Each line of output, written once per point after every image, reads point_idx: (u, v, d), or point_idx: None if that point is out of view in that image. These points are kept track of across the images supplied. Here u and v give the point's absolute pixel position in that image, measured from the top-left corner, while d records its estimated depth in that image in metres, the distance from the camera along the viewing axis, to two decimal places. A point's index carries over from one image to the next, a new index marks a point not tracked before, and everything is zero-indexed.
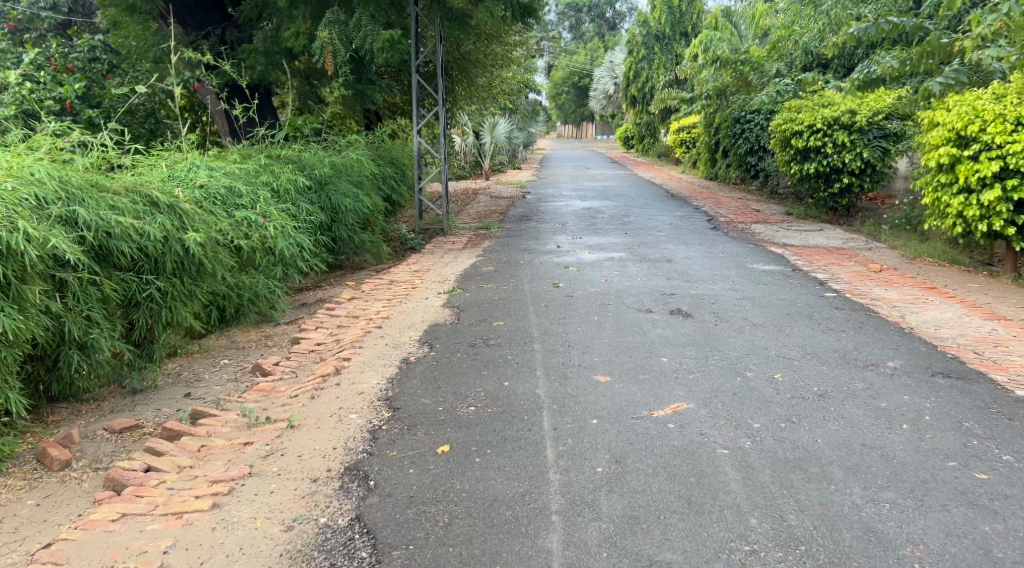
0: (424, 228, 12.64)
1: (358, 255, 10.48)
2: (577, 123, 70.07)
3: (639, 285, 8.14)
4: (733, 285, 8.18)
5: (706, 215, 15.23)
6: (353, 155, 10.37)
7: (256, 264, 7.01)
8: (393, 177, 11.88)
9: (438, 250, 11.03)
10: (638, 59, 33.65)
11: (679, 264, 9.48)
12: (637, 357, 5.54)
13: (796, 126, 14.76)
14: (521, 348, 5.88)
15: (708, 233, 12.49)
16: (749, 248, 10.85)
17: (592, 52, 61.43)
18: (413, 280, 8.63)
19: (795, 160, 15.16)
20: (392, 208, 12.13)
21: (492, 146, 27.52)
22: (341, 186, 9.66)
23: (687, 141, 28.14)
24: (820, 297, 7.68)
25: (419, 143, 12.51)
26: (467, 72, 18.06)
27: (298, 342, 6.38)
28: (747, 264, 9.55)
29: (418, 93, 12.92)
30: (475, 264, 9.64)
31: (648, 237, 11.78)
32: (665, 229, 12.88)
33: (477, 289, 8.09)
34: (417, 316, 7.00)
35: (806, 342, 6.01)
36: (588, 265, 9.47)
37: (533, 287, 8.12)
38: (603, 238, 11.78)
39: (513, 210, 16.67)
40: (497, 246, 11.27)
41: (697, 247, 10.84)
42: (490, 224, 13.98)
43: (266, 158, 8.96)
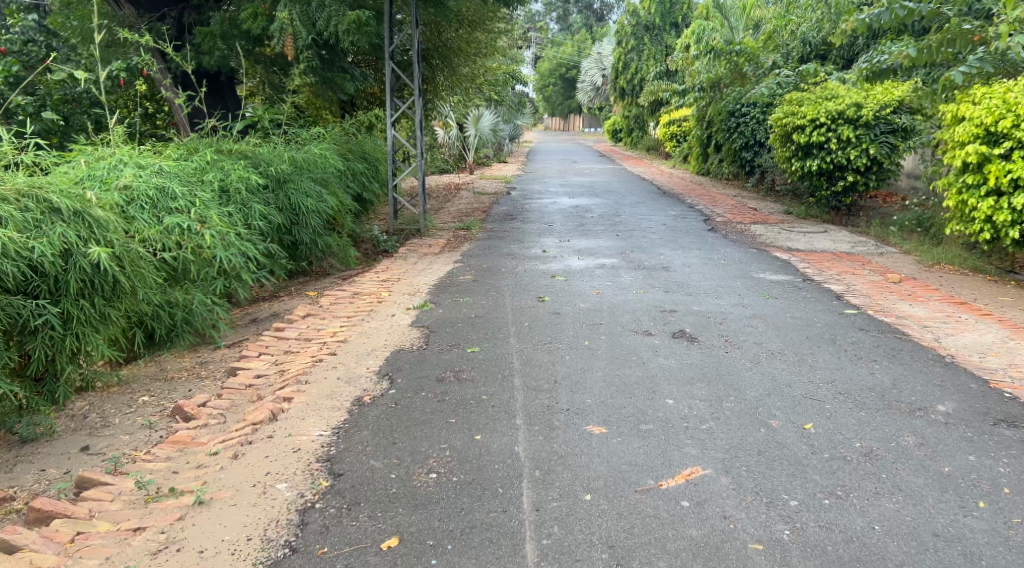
0: (400, 229, 11.70)
1: (323, 259, 9.53)
2: (565, 115, 69.15)
3: (635, 300, 7.22)
4: (740, 300, 7.26)
5: (701, 214, 14.35)
6: (317, 150, 9.40)
7: (191, 277, 6.07)
8: (364, 173, 10.91)
9: (413, 254, 10.05)
10: (628, 50, 32.72)
11: (677, 273, 8.57)
12: (634, 397, 4.64)
13: (797, 120, 13.86)
14: (497, 384, 4.94)
15: (705, 235, 11.60)
16: (752, 253, 9.96)
17: (581, 43, 60.42)
18: (380, 291, 7.67)
19: (795, 156, 14.28)
20: (363, 207, 11.17)
21: (476, 139, 26.61)
22: (300, 184, 8.70)
23: (678, 135, 27.24)
24: (840, 315, 6.78)
25: (393, 137, 11.54)
26: (449, 60, 17.08)
27: (236, 373, 5.43)
28: (752, 272, 8.66)
29: (392, 82, 11.94)
30: (451, 273, 8.68)
31: (641, 240, 10.86)
32: (659, 231, 11.97)
33: (452, 304, 7.15)
34: (379, 339, 6.05)
35: (835, 376, 5.10)
36: (577, 274, 8.53)
37: (515, 302, 7.18)
38: (593, 240, 10.87)
39: (496, 207, 15.70)
40: (478, 250, 10.33)
41: (695, 251, 9.94)
42: (471, 223, 13.01)
43: (213, 154, 7.99)
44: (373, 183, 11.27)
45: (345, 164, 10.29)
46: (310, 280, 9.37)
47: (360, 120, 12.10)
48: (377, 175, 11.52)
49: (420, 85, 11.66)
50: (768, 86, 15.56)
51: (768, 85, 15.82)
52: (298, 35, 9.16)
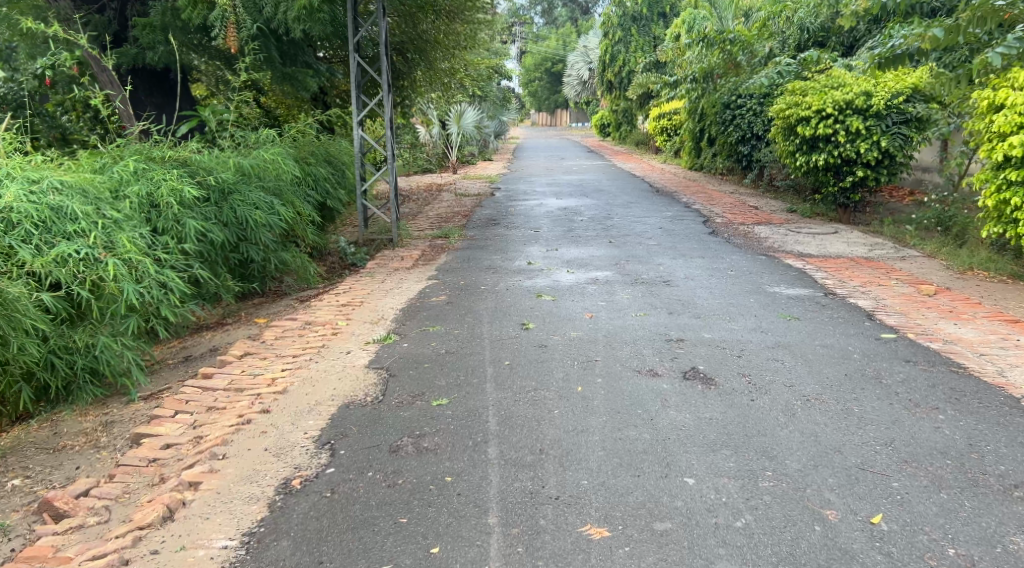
0: (369, 239, 10.64)
1: (278, 278, 8.48)
2: (552, 110, 68.12)
3: (635, 325, 6.16)
4: (758, 323, 6.22)
5: (698, 214, 13.32)
6: (268, 153, 8.30)
7: (94, 317, 5.00)
8: (324, 178, 9.83)
9: (383, 269, 8.97)
10: (614, 41, 31.61)
11: (682, 289, 7.52)
12: (639, 474, 3.62)
13: (801, 111, 12.83)
14: (467, 456, 3.87)
15: (706, 240, 10.55)
16: (761, 261, 8.93)
17: (566, 37, 59.31)
18: (337, 317, 6.58)
19: (799, 151, 13.25)
20: (325, 216, 10.11)
21: (459, 136, 25.58)
22: (247, 195, 7.64)
23: (669, 128, 26.19)
24: (876, 341, 5.74)
25: (360, 137, 10.46)
26: (426, 53, 16.03)
27: (142, 441, 4.33)
28: (764, 285, 7.62)
29: (359, 77, 10.80)
30: (423, 292, 7.61)
31: (636, 247, 9.82)
32: (655, 236, 10.92)
33: (417, 334, 6.09)
34: (326, 388, 4.96)
35: (893, 433, 4.07)
36: (566, 293, 7.46)
37: (494, 331, 6.11)
38: (584, 249, 9.79)
39: (478, 210, 14.62)
40: (455, 263, 9.26)
41: (698, 261, 8.90)
42: (450, 229, 11.94)
43: (141, 163, 6.91)
44: (337, 189, 10.20)
45: (302, 169, 9.22)
46: (264, 302, 8.31)
47: (323, 118, 10.99)
48: (343, 179, 10.43)
49: (390, 81, 10.61)
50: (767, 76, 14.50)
51: (766, 75, 14.76)
52: (241, 24, 8.07)
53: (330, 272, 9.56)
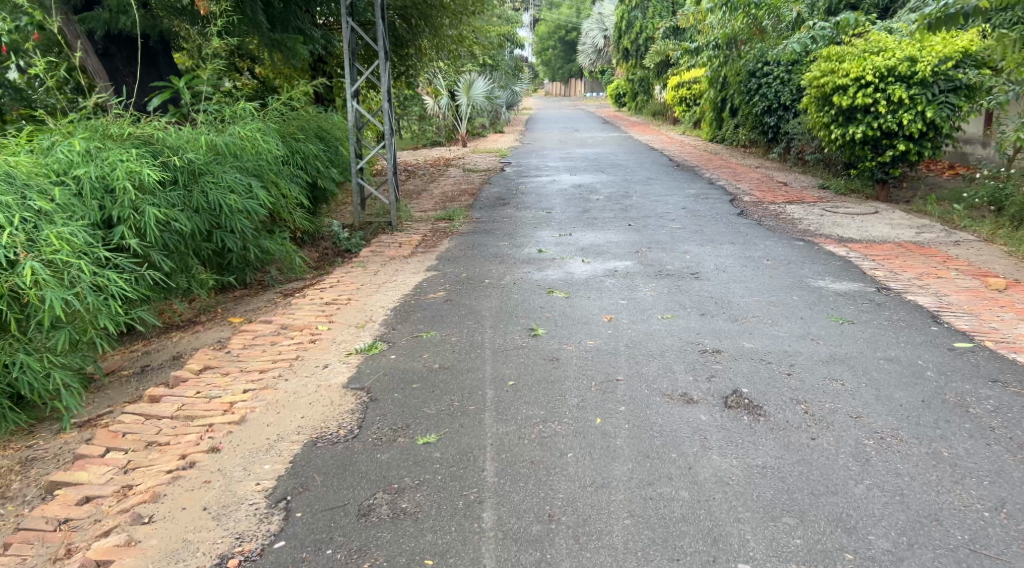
0: (366, 222, 9.83)
1: (261, 269, 7.67)
2: (566, 80, 66.80)
3: (662, 332, 5.29)
4: (805, 329, 5.36)
5: (723, 191, 12.38)
6: (245, 127, 7.40)
7: (16, 332, 4.18)
8: (313, 155, 8.97)
9: (378, 257, 8.12)
10: (632, 7, 30.38)
11: (713, 284, 6.64)
12: (678, 559, 2.93)
13: (836, 79, 11.88)
14: (455, 526, 3.11)
15: (734, 223, 9.65)
16: (798, 249, 8.02)
17: (580, 4, 57.88)
18: (317, 320, 5.73)
19: (834, 122, 12.25)
20: (314, 198, 9.27)
21: (469, 108, 24.66)
22: (221, 177, 6.77)
23: (688, 98, 25.18)
24: (950, 352, 4.83)
25: (355, 110, 9.59)
26: (431, 19, 15.11)
27: (55, 493, 3.49)
28: (806, 279, 6.72)
29: (353, 44, 9.88)
30: (419, 287, 6.78)
31: (658, 231, 8.95)
32: (679, 218, 10.01)
33: (407, 342, 5.24)
34: (292, 418, 4.11)
35: (1000, 494, 3.20)
36: (581, 288, 6.61)
37: (498, 339, 5.25)
38: (601, 234, 8.92)
39: (486, 188, 13.76)
40: (460, 251, 8.42)
41: (728, 248, 8.03)
42: (455, 211, 11.12)
43: (93, 142, 6.04)
44: (329, 167, 9.33)
45: (286, 148, 8.36)
46: (245, 296, 7.52)
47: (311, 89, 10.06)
48: (336, 157, 9.57)
49: (385, 49, 9.68)
50: (797, 41, 13.41)
51: (797, 40, 13.68)
52: None
53: (320, 262, 8.75)
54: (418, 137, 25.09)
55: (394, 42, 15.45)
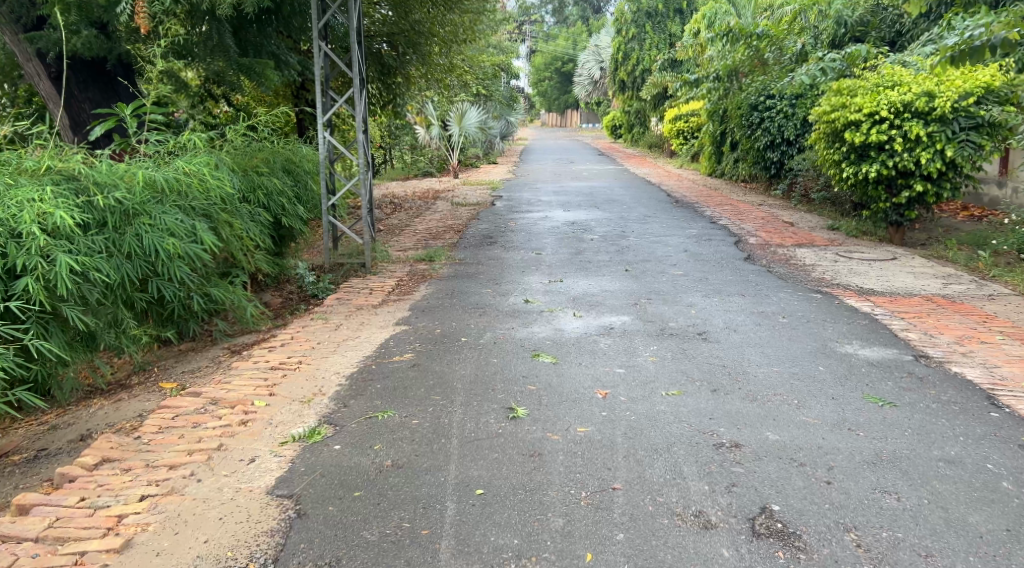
0: (337, 263, 8.94)
1: (208, 320, 6.76)
2: (562, 111, 66.42)
3: (668, 417, 4.39)
4: (839, 413, 4.46)
5: (727, 232, 11.54)
6: (191, 161, 6.52)
7: None
8: (277, 191, 8.12)
9: (343, 306, 7.21)
10: (628, 38, 29.81)
11: (724, 348, 5.75)
12: None
13: (848, 114, 11.08)
14: None
15: (741, 270, 8.79)
16: (816, 303, 7.14)
17: (576, 36, 57.70)
18: (255, 393, 4.82)
19: (845, 160, 11.43)
20: (276, 237, 8.41)
21: (461, 139, 23.35)
22: (158, 218, 5.89)
23: (686, 131, 24.54)
24: (1022, 451, 3.94)
25: (326, 141, 8.73)
26: (418, 47, 14.35)
27: None
28: (831, 344, 5.83)
29: (326, 69, 9.05)
30: (385, 347, 5.87)
31: (659, 279, 8.09)
32: (680, 262, 9.16)
33: (358, 426, 4.31)
34: (192, 541, 3.25)
35: None
36: (572, 351, 5.70)
37: (469, 422, 4.32)
38: (595, 281, 8.04)
39: (474, 224, 12.89)
40: (437, 299, 7.51)
41: (737, 302, 7.16)
42: (438, 250, 10.24)
43: (1, 178, 5.14)
44: (295, 203, 8.47)
45: (241, 184, 7.48)
46: (189, 350, 6.64)
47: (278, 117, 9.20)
48: (303, 192, 8.71)
49: (361, 76, 8.84)
50: (805, 75, 12.63)
51: (805, 73, 12.90)
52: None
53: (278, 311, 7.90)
54: (408, 167, 24.37)
55: (379, 69, 14.66)
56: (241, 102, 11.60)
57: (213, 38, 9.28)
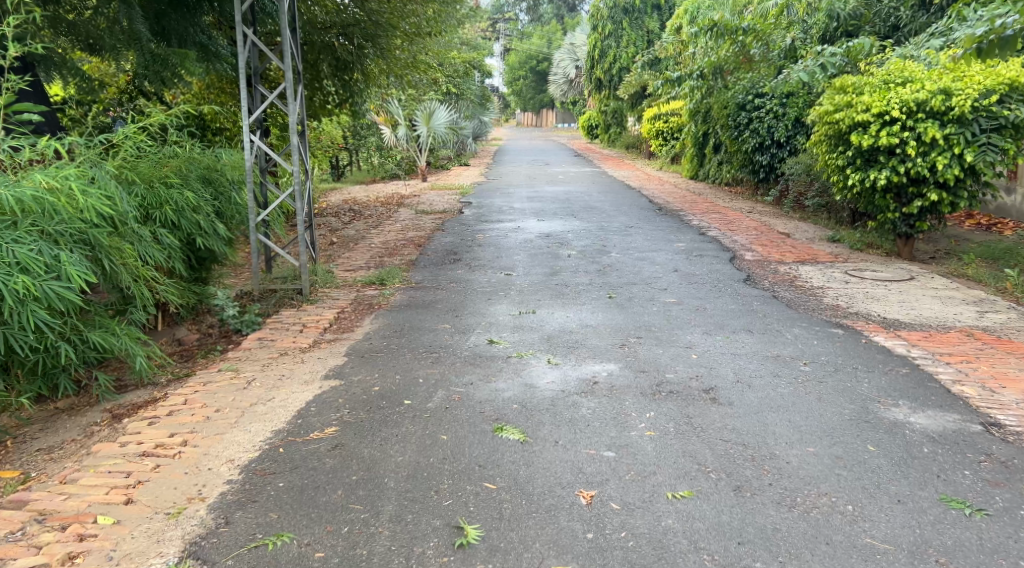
0: (269, 289, 7.59)
1: (88, 372, 5.44)
2: (538, 110, 65.26)
3: (681, 544, 3.20)
4: (913, 533, 3.24)
5: (718, 245, 10.34)
6: (58, 172, 5.17)
7: None
8: (189, 208, 6.81)
9: (265, 350, 5.90)
10: (605, 35, 28.52)
11: (739, 414, 4.49)
12: None
13: (851, 113, 9.87)
14: None
15: (741, 295, 7.55)
16: (841, 343, 5.91)
17: (552, 35, 56.59)
18: (105, 501, 3.52)
19: (850, 165, 10.16)
20: (188, 261, 7.09)
21: (429, 140, 21.91)
22: (4, 248, 4.58)
23: (666, 132, 23.43)
24: None
25: (250, 146, 7.37)
26: (376, 39, 12.98)
27: None
28: (872, 406, 4.59)
29: (253, 59, 7.68)
30: (303, 416, 4.56)
31: (649, 310, 6.86)
32: (671, 285, 7.93)
33: (234, 564, 3.15)
34: None
35: None
36: (546, 421, 4.39)
37: (398, 558, 3.14)
38: (573, 312, 6.78)
39: (438, 236, 11.56)
40: (382, 339, 6.18)
41: (746, 341, 5.92)
42: (393, 270, 8.91)
43: None
44: (214, 221, 7.15)
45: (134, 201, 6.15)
46: (63, 412, 5.30)
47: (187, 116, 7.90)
48: (224, 207, 7.41)
49: (292, 69, 7.51)
50: (801, 71, 11.30)
51: (801, 69, 11.28)
52: None
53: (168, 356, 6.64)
54: (375, 169, 23.05)
55: (333, 64, 13.38)
56: (179, 99, 10.34)
57: (120, 25, 8.12)
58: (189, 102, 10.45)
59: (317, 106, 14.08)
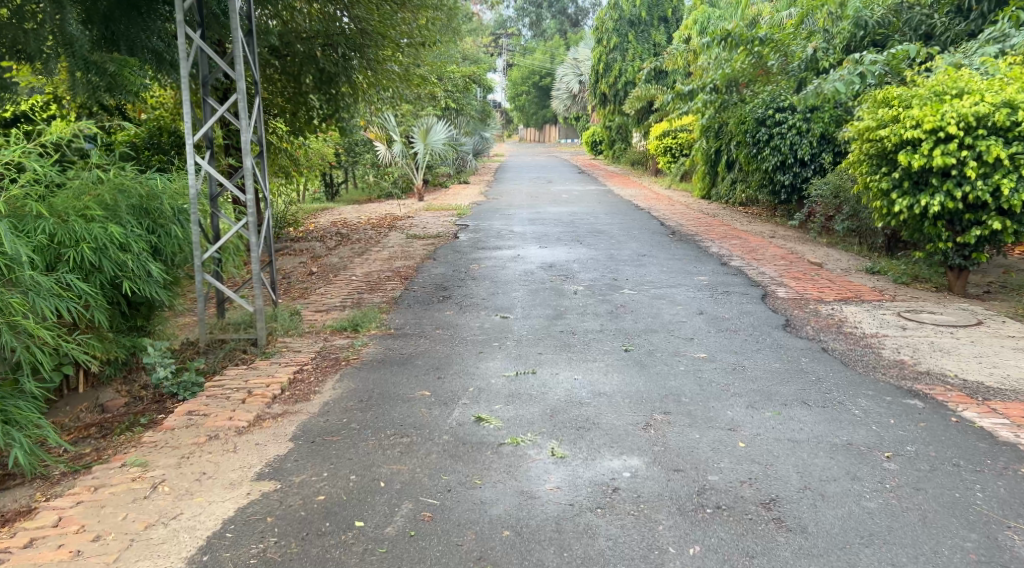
0: (217, 342, 6.38)
1: None
2: (540, 127, 64.16)
3: None
4: None
5: (745, 279, 9.08)
6: None
7: None
8: (111, 244, 5.65)
9: (190, 433, 4.65)
10: (610, 48, 27.37)
11: (820, 551, 3.31)
12: None
13: (897, 128, 8.57)
14: None
15: (783, 348, 6.27)
16: (925, 423, 4.59)
17: (555, 51, 55.64)
18: None
19: (895, 189, 8.82)
20: (113, 309, 5.88)
21: (427, 156, 20.62)
22: None
23: (674, 149, 22.22)
24: None
25: (191, 170, 6.14)
26: (364, 50, 11.74)
27: None
28: (1002, 536, 3.39)
29: (203, 66, 6.49)
30: (211, 551, 3.38)
31: (676, 371, 5.57)
32: (699, 333, 6.65)
33: None
34: None
35: None
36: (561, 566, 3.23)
37: None
38: (582, 375, 5.50)
39: (428, 266, 10.30)
40: (343, 415, 4.91)
41: (804, 421, 4.63)
42: (370, 311, 7.64)
43: None
44: (147, 260, 5.95)
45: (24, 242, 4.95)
46: None
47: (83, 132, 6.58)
48: (160, 243, 6.22)
49: (246, 77, 6.28)
50: (836, 81, 9.98)
51: (834, 79, 10.08)
52: None
53: (81, 431, 5.43)
54: (369, 187, 21.85)
55: (317, 76, 11.93)
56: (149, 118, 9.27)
57: (48, 28, 6.98)
58: (160, 122, 9.38)
59: (303, 122, 12.84)
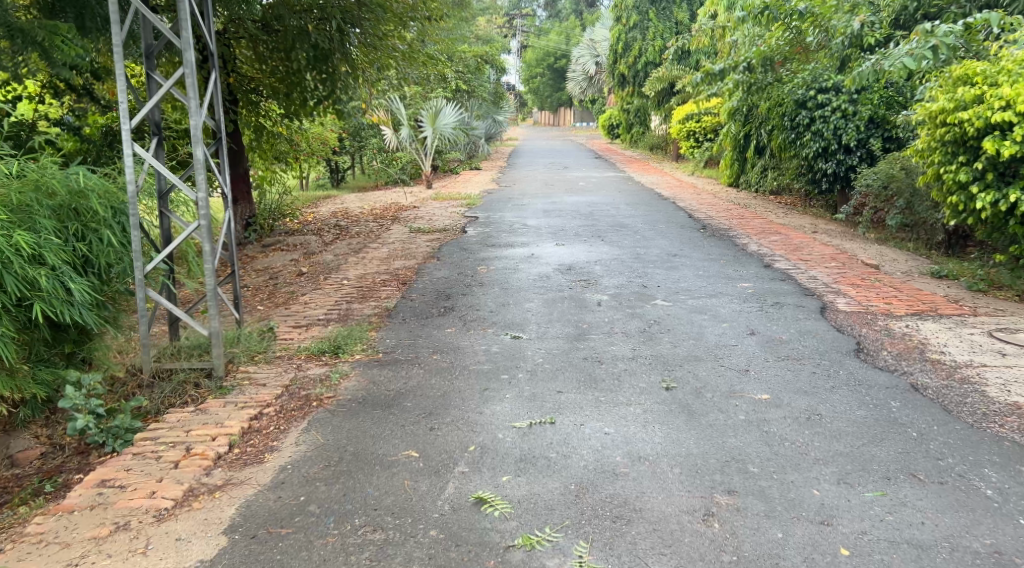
0: (162, 373, 5.22)
1: None
2: (555, 109, 62.60)
3: None
4: None
5: (795, 286, 7.82)
6: None
7: None
8: (17, 254, 4.49)
9: (92, 522, 3.47)
10: (629, 27, 25.93)
11: None
12: None
13: (982, 109, 7.23)
14: None
15: (864, 385, 5.00)
16: None
17: (569, 32, 54.06)
18: None
19: (976, 182, 7.52)
20: (29, 336, 4.70)
21: (435, 141, 19.14)
22: None
23: (699, 134, 20.87)
24: None
25: (124, 162, 4.93)
26: (359, 21, 10.29)
27: None
28: None
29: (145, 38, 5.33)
30: None
31: (735, 422, 4.33)
32: (754, 362, 5.41)
33: None
34: None
35: None
36: None
37: None
38: (616, 428, 4.27)
39: (429, 268, 9.08)
40: (302, 488, 3.74)
41: (924, 510, 3.41)
42: (355, 328, 6.44)
43: None
44: (68, 273, 4.77)
45: None
46: None
47: None
48: (90, 253, 5.02)
49: (194, 45, 5.06)
50: (902, 56, 8.60)
51: (898, 53, 8.72)
52: None
53: None
54: (375, 174, 20.61)
55: (311, 54, 10.39)
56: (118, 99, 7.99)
57: None
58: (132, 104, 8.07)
59: (296, 105, 11.33)
